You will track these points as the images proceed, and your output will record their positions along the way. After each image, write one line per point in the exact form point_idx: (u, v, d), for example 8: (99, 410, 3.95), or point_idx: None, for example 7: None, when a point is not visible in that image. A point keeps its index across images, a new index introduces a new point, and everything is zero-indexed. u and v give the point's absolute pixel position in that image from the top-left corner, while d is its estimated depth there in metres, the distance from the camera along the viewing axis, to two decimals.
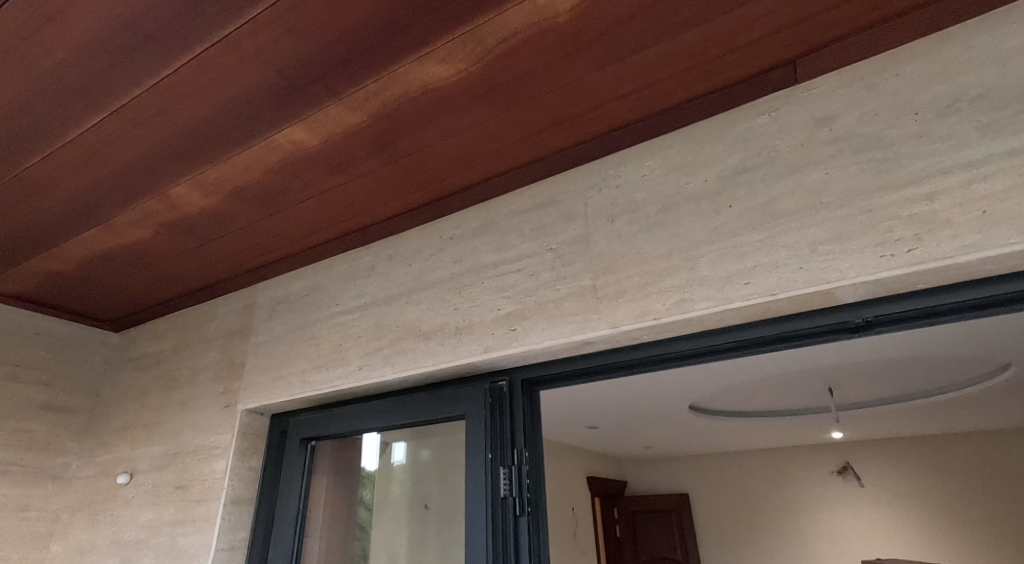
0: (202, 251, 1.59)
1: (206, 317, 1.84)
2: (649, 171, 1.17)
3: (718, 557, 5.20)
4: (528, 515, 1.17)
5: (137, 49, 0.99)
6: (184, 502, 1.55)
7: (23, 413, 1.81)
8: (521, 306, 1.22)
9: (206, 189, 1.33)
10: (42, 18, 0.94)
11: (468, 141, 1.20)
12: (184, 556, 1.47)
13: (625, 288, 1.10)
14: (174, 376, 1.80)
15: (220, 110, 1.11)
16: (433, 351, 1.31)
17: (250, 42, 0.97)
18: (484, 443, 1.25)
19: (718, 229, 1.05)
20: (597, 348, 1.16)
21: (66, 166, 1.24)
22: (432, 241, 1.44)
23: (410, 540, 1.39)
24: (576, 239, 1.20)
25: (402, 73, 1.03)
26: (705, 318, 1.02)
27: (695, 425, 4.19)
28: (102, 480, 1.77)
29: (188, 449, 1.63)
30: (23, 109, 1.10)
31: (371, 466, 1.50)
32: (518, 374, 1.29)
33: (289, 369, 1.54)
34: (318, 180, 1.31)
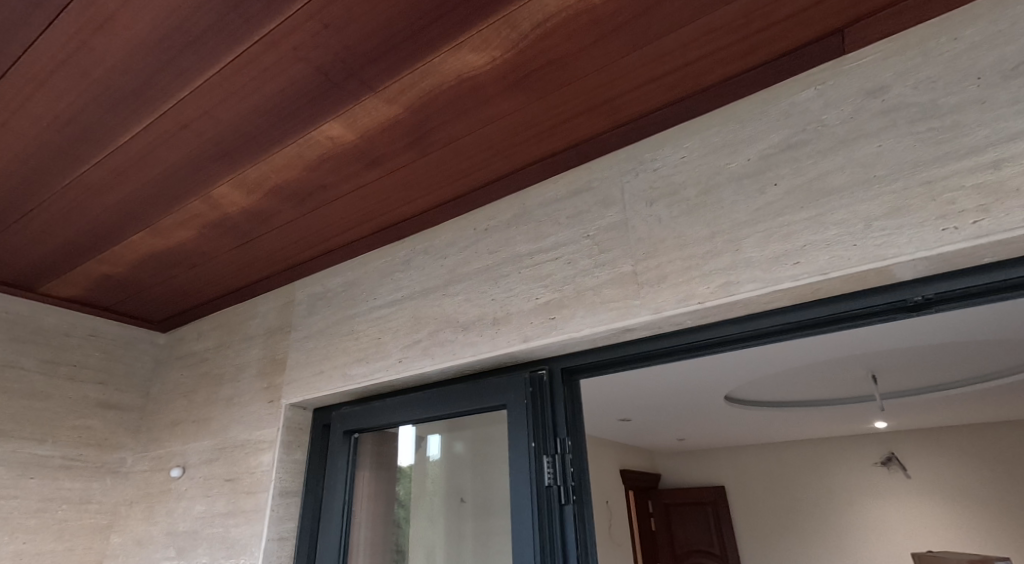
0: (243, 250, 1.62)
1: (247, 315, 1.88)
2: (688, 153, 1.14)
3: (760, 549, 5.11)
4: (573, 504, 1.17)
5: (181, 51, 1.01)
6: (235, 494, 1.59)
7: (81, 411, 1.88)
8: (560, 294, 1.21)
9: (247, 188, 1.35)
10: (92, 27, 0.97)
11: (503, 131, 1.19)
12: (237, 546, 1.51)
13: (666, 273, 1.08)
14: (219, 373, 1.85)
15: (259, 109, 1.12)
16: (472, 342, 1.31)
17: (289, 39, 0.98)
18: (527, 432, 1.25)
19: (763, 209, 1.02)
20: (638, 334, 1.14)
21: (115, 171, 1.28)
22: (466, 233, 1.44)
23: (448, 534, 1.40)
24: (614, 225, 1.19)
25: (437, 63, 1.03)
26: (752, 301, 1.00)
27: (731, 416, 4.11)
28: (155, 474, 1.84)
29: (235, 443, 1.67)
30: (74, 118, 1.14)
31: (406, 462, 1.52)
32: (558, 362, 1.28)
33: (330, 363, 1.57)
34: (354, 176, 1.33)
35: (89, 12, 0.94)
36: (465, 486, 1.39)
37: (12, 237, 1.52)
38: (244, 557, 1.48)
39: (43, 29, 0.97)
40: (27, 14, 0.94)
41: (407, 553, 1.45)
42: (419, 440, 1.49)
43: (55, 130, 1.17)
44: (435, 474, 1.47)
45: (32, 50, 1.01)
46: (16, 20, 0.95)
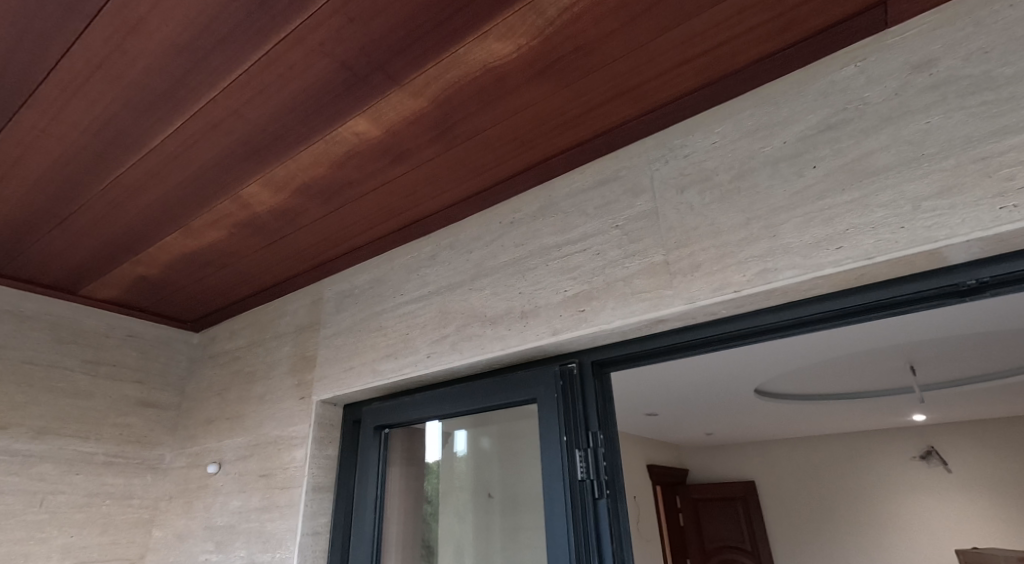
0: (273, 249, 1.64)
1: (277, 313, 1.90)
2: (720, 138, 1.11)
3: (794, 544, 5.01)
4: (607, 498, 1.16)
5: (210, 51, 1.01)
6: (270, 489, 1.61)
7: (121, 409, 1.93)
8: (589, 286, 1.19)
9: (275, 187, 1.36)
10: (124, 30, 0.98)
11: (528, 122, 1.18)
12: (273, 540, 1.52)
13: (700, 261, 1.05)
14: (251, 371, 1.87)
15: (286, 107, 1.13)
16: (501, 336, 1.30)
17: (315, 35, 0.98)
18: (558, 426, 1.23)
19: (802, 192, 0.99)
20: (671, 326, 1.12)
21: (148, 173, 1.30)
22: (492, 227, 1.43)
23: (476, 530, 1.40)
24: (645, 213, 1.16)
25: (462, 54, 1.02)
26: (791, 288, 0.97)
27: (762, 409, 4.03)
28: (193, 470, 1.87)
29: (269, 439, 1.69)
30: (108, 122, 1.16)
31: (433, 459, 1.52)
32: (588, 355, 1.27)
33: (360, 359, 1.57)
34: (380, 172, 1.32)
35: (121, 15, 0.95)
36: (492, 482, 1.38)
37: (52, 242, 1.56)
38: (281, 551, 1.50)
39: (77, 36, 0.99)
40: (63, 20, 0.96)
41: (436, 550, 1.45)
42: (449, 436, 1.48)
43: (91, 135, 1.19)
44: (462, 470, 1.46)
45: (67, 57, 1.02)
46: (52, 26, 0.97)
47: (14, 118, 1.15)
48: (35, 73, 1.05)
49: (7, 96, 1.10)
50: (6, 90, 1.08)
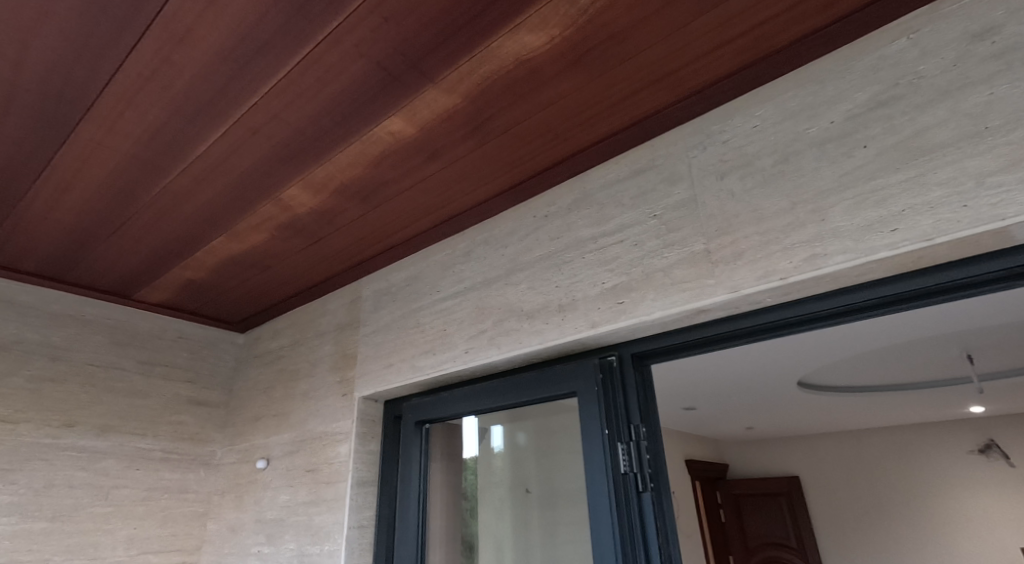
0: (313, 250, 1.67)
1: (318, 312, 1.94)
2: (761, 121, 1.08)
3: (844, 540, 4.86)
4: (651, 491, 1.14)
5: (251, 58, 1.04)
6: (316, 484, 1.64)
7: (175, 408, 2.00)
8: (627, 278, 1.17)
9: (314, 189, 1.39)
10: (172, 43, 1.01)
11: (562, 113, 1.17)
12: (321, 533, 1.56)
13: (743, 249, 1.03)
14: (295, 370, 1.92)
15: (324, 109, 1.15)
16: (538, 330, 1.29)
17: (351, 36, 1.00)
18: (599, 419, 1.23)
19: (851, 173, 0.95)
20: (713, 316, 1.09)
21: (194, 179, 1.34)
22: (526, 221, 1.43)
23: (515, 525, 1.41)
24: (683, 202, 1.14)
25: (494, 48, 1.02)
26: (842, 274, 0.94)
27: (807, 402, 3.91)
28: (242, 466, 1.93)
29: (313, 435, 1.73)
30: (157, 133, 1.20)
31: (470, 454, 1.53)
32: (627, 348, 1.25)
33: (399, 356, 1.59)
34: (414, 171, 1.33)
35: (168, 28, 0.98)
36: (530, 477, 1.40)
37: (108, 249, 1.62)
38: (329, 544, 1.53)
39: (128, 51, 1.02)
40: (117, 36, 0.99)
41: (477, 546, 1.45)
42: (487, 431, 1.49)
43: (142, 146, 1.23)
44: (499, 466, 1.48)
45: (119, 72, 1.06)
46: (106, 42, 1.01)
47: (71, 132, 1.20)
48: (91, 89, 1.09)
49: (65, 112, 1.15)
50: (64, 105, 1.13)
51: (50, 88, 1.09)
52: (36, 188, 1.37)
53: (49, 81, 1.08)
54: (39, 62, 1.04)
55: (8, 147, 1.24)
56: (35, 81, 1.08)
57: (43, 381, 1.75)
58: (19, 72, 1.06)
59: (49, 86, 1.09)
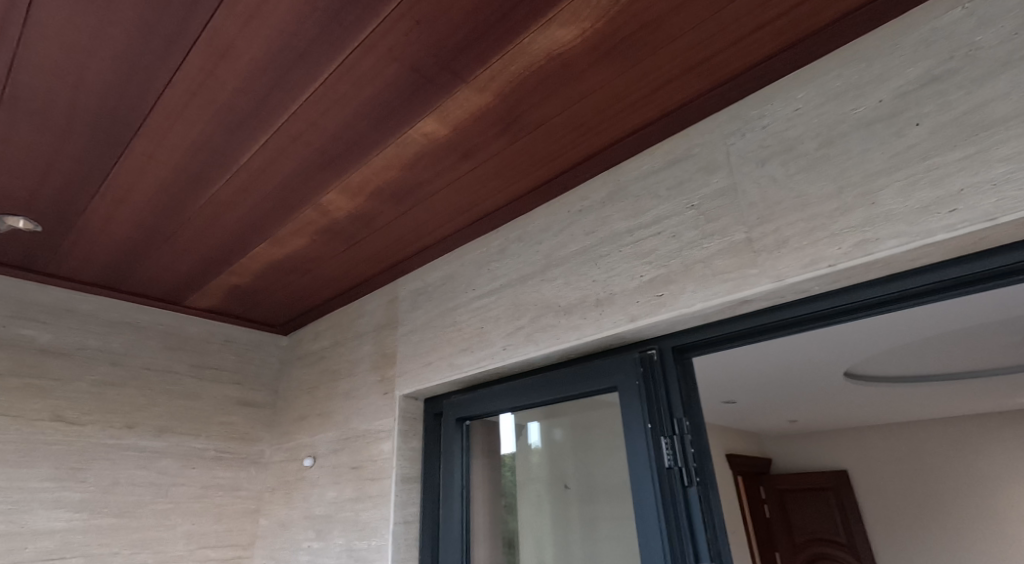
0: (351, 252, 1.70)
1: (358, 313, 1.98)
2: (803, 104, 1.06)
3: (897, 535, 4.71)
4: (697, 485, 1.13)
5: (291, 67, 1.06)
6: (361, 481, 1.68)
7: (225, 408, 2.06)
8: (665, 270, 1.16)
9: (351, 193, 1.42)
10: (216, 57, 1.04)
11: (595, 106, 1.17)
12: (368, 529, 1.59)
13: (788, 237, 1.01)
14: (337, 370, 1.96)
15: (361, 113, 1.17)
16: (575, 325, 1.29)
17: (385, 41, 1.01)
18: (641, 413, 1.22)
19: (903, 153, 0.93)
20: (756, 306, 1.08)
21: (238, 188, 1.38)
22: (560, 216, 1.43)
23: (555, 521, 1.40)
24: (723, 190, 1.12)
25: (525, 44, 1.03)
26: (895, 259, 0.91)
27: (855, 393, 3.80)
28: (290, 464, 1.98)
29: (357, 433, 1.76)
30: (202, 144, 1.24)
31: (508, 450, 1.54)
32: (667, 341, 1.24)
33: (437, 354, 1.61)
34: (448, 171, 1.35)
35: (212, 42, 1.02)
36: (568, 472, 1.39)
37: (160, 258, 1.69)
38: (376, 539, 1.56)
39: (176, 67, 1.06)
40: (165, 53, 1.03)
41: (518, 542, 1.45)
42: (524, 427, 1.50)
43: (189, 158, 1.28)
44: (537, 462, 1.47)
45: (169, 88, 1.10)
46: (154, 60, 1.05)
47: (124, 148, 1.25)
48: (142, 106, 1.14)
49: (118, 129, 1.20)
50: (119, 123, 1.18)
51: (105, 107, 1.14)
52: (93, 203, 1.43)
53: (104, 100, 1.13)
54: (95, 83, 1.09)
55: (67, 165, 1.30)
56: (91, 101, 1.13)
57: (105, 386, 1.83)
58: (78, 93, 1.11)
59: (104, 105, 1.14)
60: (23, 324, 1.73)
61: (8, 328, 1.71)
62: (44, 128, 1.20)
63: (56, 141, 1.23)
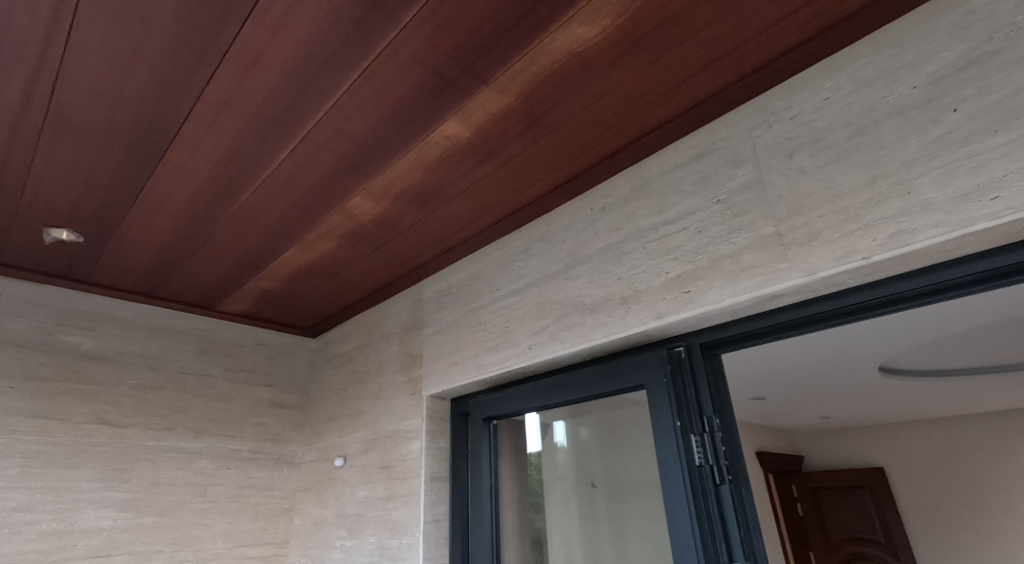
0: (377, 255, 1.72)
1: (384, 315, 2.00)
2: (832, 93, 1.04)
3: (936, 534, 4.59)
4: (730, 483, 1.12)
5: (318, 74, 1.08)
6: (391, 480, 1.70)
7: (258, 410, 2.10)
8: (691, 267, 1.16)
9: (377, 197, 1.44)
10: (246, 67, 1.06)
11: (617, 103, 1.16)
12: (399, 527, 1.61)
13: (819, 229, 0.99)
14: (365, 371, 1.98)
15: (386, 118, 1.18)
16: (602, 324, 1.29)
17: (408, 46, 1.03)
18: (670, 410, 1.21)
19: (940, 140, 0.90)
20: (787, 301, 1.06)
21: (267, 194, 1.41)
22: (583, 214, 1.42)
23: (583, 520, 1.40)
24: (750, 184, 1.11)
25: (547, 44, 1.03)
26: (933, 249, 0.89)
27: (889, 388, 3.72)
28: (322, 464, 2.01)
29: (386, 433, 1.79)
30: (233, 153, 1.27)
31: (534, 449, 1.54)
32: (695, 338, 1.23)
33: (463, 354, 1.62)
34: (471, 172, 1.36)
35: (242, 54, 1.04)
36: (595, 471, 1.39)
37: (193, 264, 1.73)
38: (407, 537, 1.58)
39: (208, 79, 1.09)
40: (197, 66, 1.06)
41: (546, 540, 1.46)
42: (550, 426, 1.51)
43: (220, 167, 1.31)
44: (563, 460, 1.48)
45: (201, 99, 1.13)
46: (187, 73, 1.07)
47: (159, 159, 1.28)
48: (176, 117, 1.17)
49: (154, 141, 1.23)
50: (154, 135, 1.21)
51: (140, 120, 1.18)
52: (130, 213, 1.47)
53: (139, 114, 1.16)
54: (131, 97, 1.12)
55: (105, 178, 1.34)
56: (127, 115, 1.16)
57: (145, 389, 1.88)
58: (115, 108, 1.15)
59: (139, 118, 1.17)
60: (67, 330, 1.80)
61: (53, 335, 1.77)
62: (84, 143, 1.24)
63: (95, 155, 1.27)
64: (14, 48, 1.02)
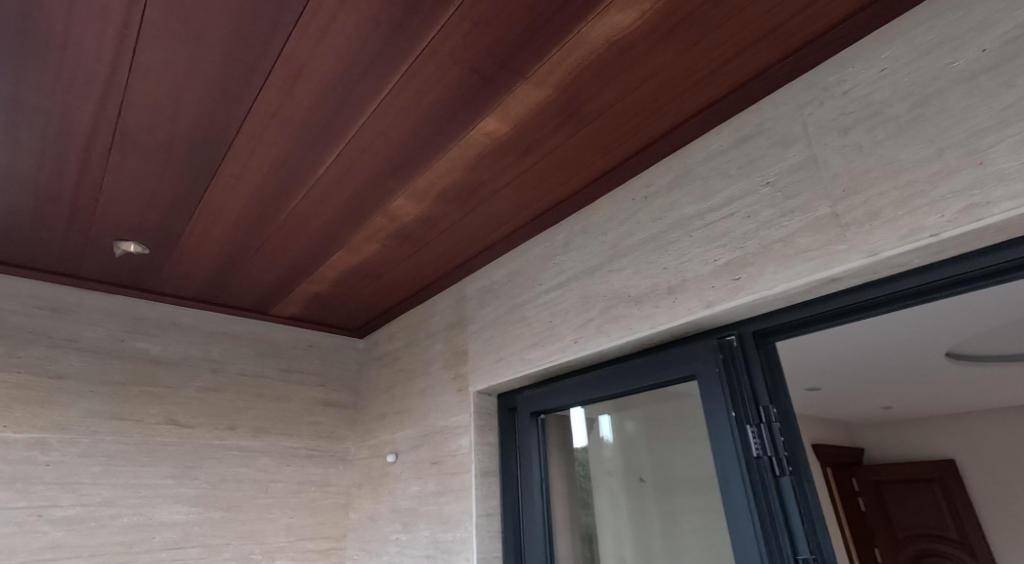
0: (420, 255, 1.74)
1: (429, 313, 2.02)
2: (890, 63, 0.99)
3: None
4: (790, 475, 1.09)
5: (360, 79, 1.10)
6: (442, 475, 1.72)
7: (312, 409, 2.16)
8: (741, 253, 1.12)
9: (418, 197, 1.45)
10: (292, 77, 1.09)
11: (657, 90, 1.14)
12: (453, 521, 1.63)
13: (880, 208, 0.95)
14: (412, 369, 2.01)
15: (427, 118, 1.19)
16: (648, 315, 1.27)
17: (446, 45, 1.03)
18: (724, 401, 1.18)
19: (1014, 106, 0.85)
20: (847, 284, 1.02)
21: (315, 200, 1.44)
22: (625, 205, 1.40)
23: (631, 514, 1.38)
24: (802, 164, 1.07)
25: (584, 34, 1.02)
26: (1011, 222, 0.84)
27: (956, 376, 3.54)
28: (375, 460, 2.05)
29: (435, 429, 1.81)
30: (281, 162, 1.30)
31: (580, 444, 1.54)
32: (747, 326, 1.20)
33: (508, 350, 1.62)
34: (510, 168, 1.35)
35: (288, 64, 1.06)
36: (642, 465, 1.37)
37: (248, 271, 1.79)
38: (460, 531, 1.59)
39: (257, 92, 1.12)
40: (247, 79, 1.09)
41: (597, 536, 1.44)
42: (595, 421, 1.50)
43: (271, 176, 1.34)
44: (610, 455, 1.46)
45: (251, 111, 1.16)
46: (238, 86, 1.11)
47: (215, 172, 1.33)
48: (229, 131, 1.21)
49: (209, 154, 1.27)
50: (210, 149, 1.26)
51: (196, 135, 1.22)
52: (190, 225, 1.53)
53: (195, 129, 1.20)
54: (188, 114, 1.17)
55: (167, 192, 1.40)
56: (185, 131, 1.21)
57: (209, 390, 1.96)
58: (174, 126, 1.20)
59: (196, 134, 1.22)
60: (138, 337, 1.89)
61: (125, 342, 1.86)
62: (147, 161, 1.29)
63: (157, 172, 1.33)
64: (85, 76, 1.07)
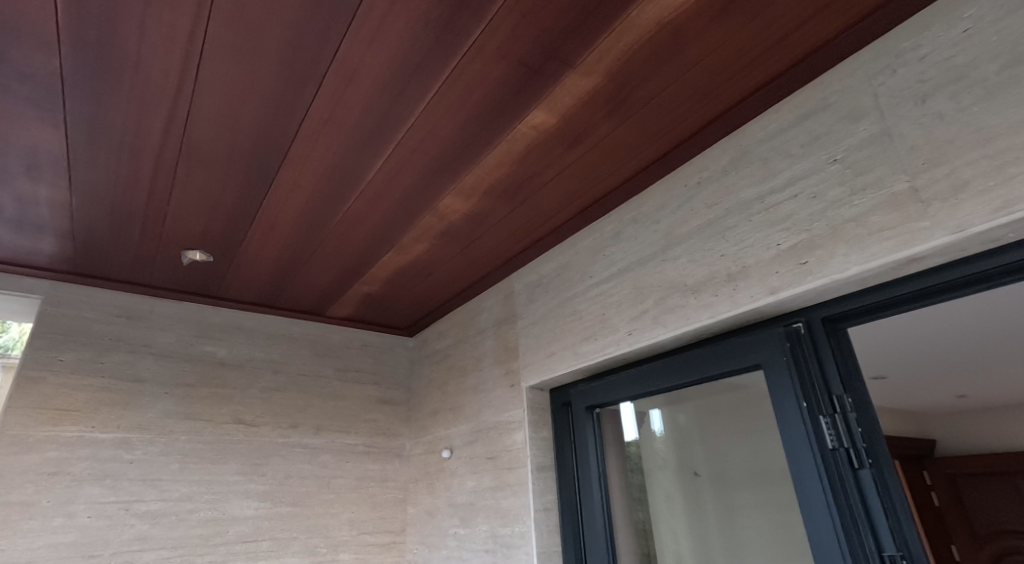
0: (469, 251, 1.74)
1: (478, 310, 2.02)
2: (973, 23, 0.92)
3: None
4: (870, 467, 1.03)
5: (410, 79, 1.09)
6: (498, 470, 1.71)
7: (368, 407, 2.19)
8: (808, 235, 1.07)
9: (466, 194, 1.44)
10: (345, 81, 1.09)
11: (712, 70, 1.09)
12: (511, 516, 1.62)
13: (966, 179, 0.89)
14: (464, 365, 2.01)
15: (477, 114, 1.18)
16: (707, 303, 1.22)
17: (496, 37, 1.01)
18: (794, 392, 1.13)
19: None
20: (930, 263, 0.96)
21: (366, 202, 1.45)
22: (677, 191, 1.36)
23: (687, 510, 1.33)
24: (874, 137, 1.01)
25: (635, 17, 0.99)
26: None
27: None
28: (430, 456, 2.06)
29: (489, 425, 1.80)
30: (335, 166, 1.31)
31: (631, 438, 1.50)
32: (815, 312, 1.14)
33: (560, 344, 1.60)
34: (559, 160, 1.33)
35: (341, 69, 1.07)
36: (696, 459, 1.32)
37: (304, 274, 1.82)
38: (519, 526, 1.58)
39: (311, 97, 1.13)
40: (301, 86, 1.10)
41: (653, 531, 1.41)
42: (647, 415, 1.46)
43: (325, 180, 1.36)
44: (662, 449, 1.42)
45: (306, 118, 1.18)
46: (294, 94, 1.12)
47: (273, 179, 1.35)
48: (285, 138, 1.23)
49: (267, 162, 1.30)
50: (267, 156, 1.28)
51: (254, 144, 1.24)
52: (250, 232, 1.57)
53: (253, 138, 1.23)
54: (247, 124, 1.19)
55: (229, 201, 1.43)
56: (243, 141, 1.23)
57: (272, 390, 2.02)
58: (234, 136, 1.22)
59: (254, 142, 1.24)
60: (205, 341, 1.95)
61: (194, 345, 1.93)
62: (210, 172, 1.33)
63: (220, 183, 1.36)
64: (152, 93, 1.10)
